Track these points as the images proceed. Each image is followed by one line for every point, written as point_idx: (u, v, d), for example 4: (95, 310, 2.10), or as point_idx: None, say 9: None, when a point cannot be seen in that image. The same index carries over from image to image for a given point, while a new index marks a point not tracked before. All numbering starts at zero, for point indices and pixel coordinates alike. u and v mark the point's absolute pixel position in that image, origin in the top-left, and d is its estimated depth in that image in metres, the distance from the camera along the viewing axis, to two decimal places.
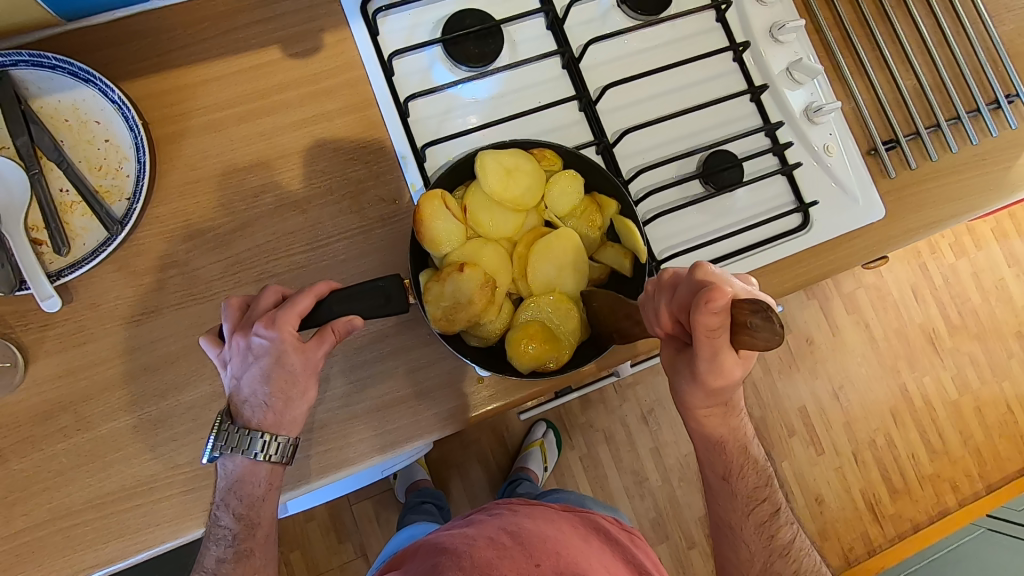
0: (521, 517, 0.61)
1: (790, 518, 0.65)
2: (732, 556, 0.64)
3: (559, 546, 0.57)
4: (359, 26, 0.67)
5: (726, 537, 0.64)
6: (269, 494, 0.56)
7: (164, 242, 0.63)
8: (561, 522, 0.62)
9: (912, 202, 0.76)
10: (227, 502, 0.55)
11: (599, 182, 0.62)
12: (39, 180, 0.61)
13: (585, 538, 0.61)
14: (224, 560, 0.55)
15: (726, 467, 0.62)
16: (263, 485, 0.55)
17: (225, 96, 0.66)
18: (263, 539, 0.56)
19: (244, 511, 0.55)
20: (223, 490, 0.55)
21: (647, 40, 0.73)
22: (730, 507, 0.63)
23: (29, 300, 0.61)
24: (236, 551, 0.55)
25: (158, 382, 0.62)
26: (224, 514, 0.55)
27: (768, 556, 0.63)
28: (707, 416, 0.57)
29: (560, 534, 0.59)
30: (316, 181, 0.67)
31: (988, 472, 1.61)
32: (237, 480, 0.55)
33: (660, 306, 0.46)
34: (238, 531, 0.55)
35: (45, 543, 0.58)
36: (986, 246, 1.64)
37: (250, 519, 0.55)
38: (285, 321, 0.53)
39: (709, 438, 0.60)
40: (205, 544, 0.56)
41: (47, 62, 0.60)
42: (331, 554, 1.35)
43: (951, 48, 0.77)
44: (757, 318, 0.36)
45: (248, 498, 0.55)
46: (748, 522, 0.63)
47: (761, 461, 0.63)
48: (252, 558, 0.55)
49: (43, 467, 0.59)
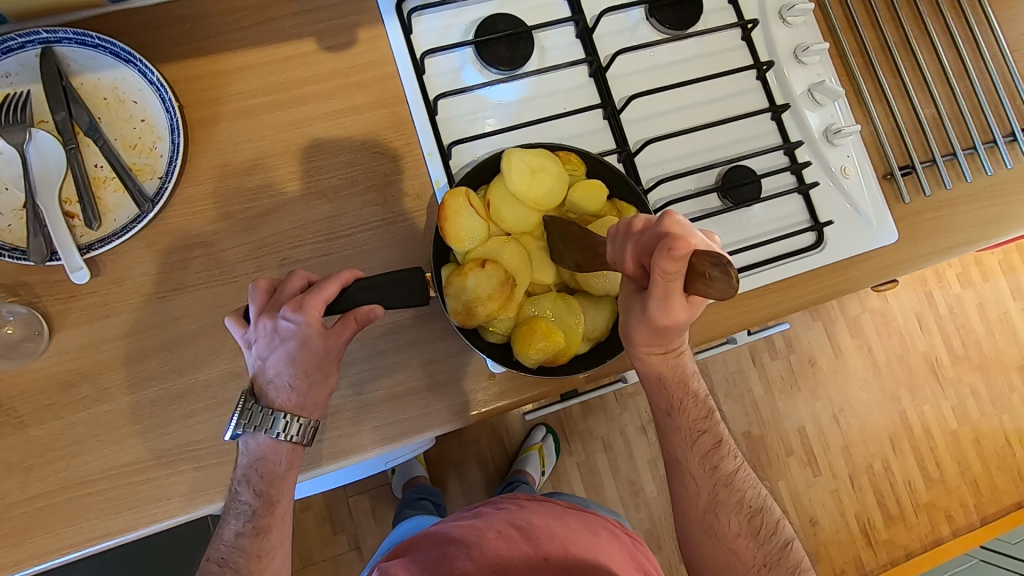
0: (529, 512, 0.61)
1: (735, 451, 0.64)
2: (682, 492, 0.63)
3: (567, 541, 0.58)
4: (394, 24, 0.69)
5: (676, 473, 0.64)
6: (289, 473, 0.57)
7: (192, 223, 0.65)
8: (569, 518, 0.62)
9: (924, 228, 0.77)
10: (248, 478, 0.56)
11: (620, 189, 0.64)
12: (76, 155, 0.62)
13: (591, 533, 0.62)
14: (243, 534, 0.56)
15: (669, 402, 0.62)
16: (285, 464, 0.56)
17: (259, 84, 0.67)
18: (281, 516, 0.57)
19: (264, 488, 0.56)
20: (245, 466, 0.57)
21: (672, 54, 0.74)
22: (677, 441, 0.63)
23: (57, 271, 0.62)
24: (254, 526, 0.56)
25: (178, 358, 0.63)
26: (244, 490, 0.56)
27: (713, 486, 0.62)
28: (647, 354, 0.58)
29: (567, 529, 0.60)
30: (343, 171, 0.68)
31: (984, 503, 1.61)
32: (259, 458, 0.56)
33: (626, 247, 0.47)
34: (257, 507, 0.56)
35: (57, 510, 0.59)
36: (992, 278, 1.64)
37: (270, 497, 0.56)
38: (311, 307, 0.53)
39: (659, 378, 0.60)
40: (223, 518, 0.57)
41: (91, 40, 0.62)
42: (324, 545, 1.36)
43: (970, 79, 0.78)
44: (715, 269, 0.39)
45: (269, 475, 0.56)
46: (693, 455, 0.62)
47: (702, 395, 0.63)
48: (268, 535, 0.56)
49: (60, 436, 0.60)
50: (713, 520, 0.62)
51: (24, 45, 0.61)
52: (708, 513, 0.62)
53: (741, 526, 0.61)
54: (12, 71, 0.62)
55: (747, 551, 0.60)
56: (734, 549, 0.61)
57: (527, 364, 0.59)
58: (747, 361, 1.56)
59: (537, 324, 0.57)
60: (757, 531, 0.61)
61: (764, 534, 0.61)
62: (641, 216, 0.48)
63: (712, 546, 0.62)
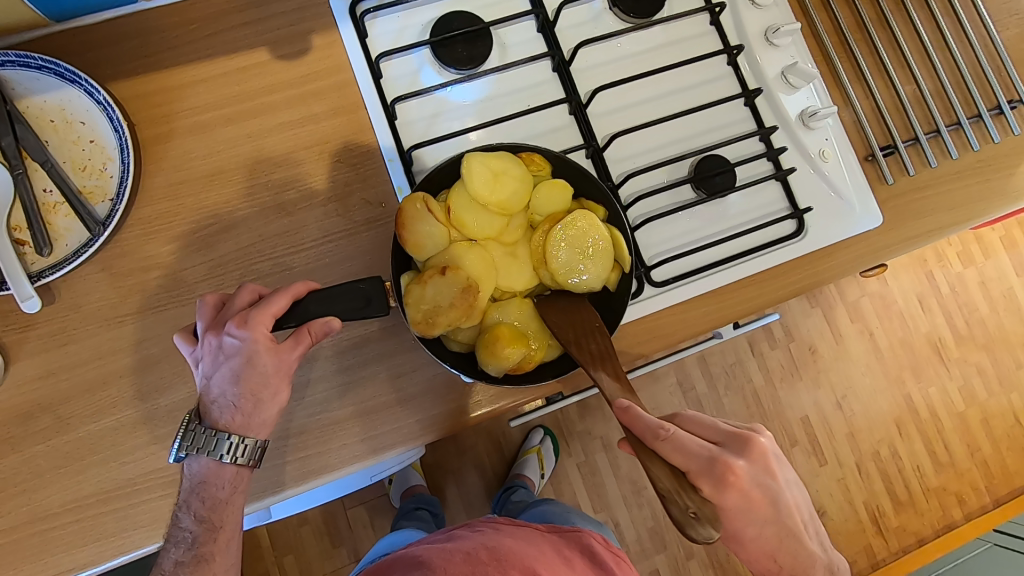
0: (502, 535, 0.60)
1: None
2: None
3: (536, 566, 0.55)
4: (347, 28, 0.67)
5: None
6: (233, 497, 0.56)
7: (148, 244, 0.63)
8: (543, 544, 0.61)
9: (910, 209, 0.74)
10: (190, 504, 0.55)
11: (585, 186, 0.62)
12: (23, 181, 0.60)
13: (567, 561, 0.60)
14: (182, 563, 0.54)
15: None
16: (228, 487, 0.55)
17: (211, 98, 0.65)
18: (224, 543, 0.55)
19: (206, 513, 0.54)
20: (188, 491, 0.55)
21: (639, 44, 0.72)
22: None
23: (11, 300, 0.60)
24: (195, 555, 0.54)
25: (138, 384, 0.61)
26: (185, 515, 0.54)
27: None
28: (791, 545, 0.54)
29: (539, 555, 0.58)
30: (301, 183, 0.66)
31: (996, 485, 1.58)
32: (200, 481, 0.54)
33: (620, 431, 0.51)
34: (198, 533, 0.54)
35: (22, 546, 0.58)
36: (994, 255, 1.61)
37: (212, 522, 0.54)
38: (258, 322, 0.52)
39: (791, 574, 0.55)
40: (164, 546, 0.55)
41: (34, 62, 0.60)
42: (324, 559, 1.34)
43: (951, 52, 0.75)
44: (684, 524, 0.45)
45: (211, 499, 0.55)
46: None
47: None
48: (211, 563, 0.54)
49: (21, 469, 0.59)
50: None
51: None
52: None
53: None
54: None
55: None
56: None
57: (492, 374, 0.56)
58: (745, 352, 1.54)
59: (502, 331, 0.55)
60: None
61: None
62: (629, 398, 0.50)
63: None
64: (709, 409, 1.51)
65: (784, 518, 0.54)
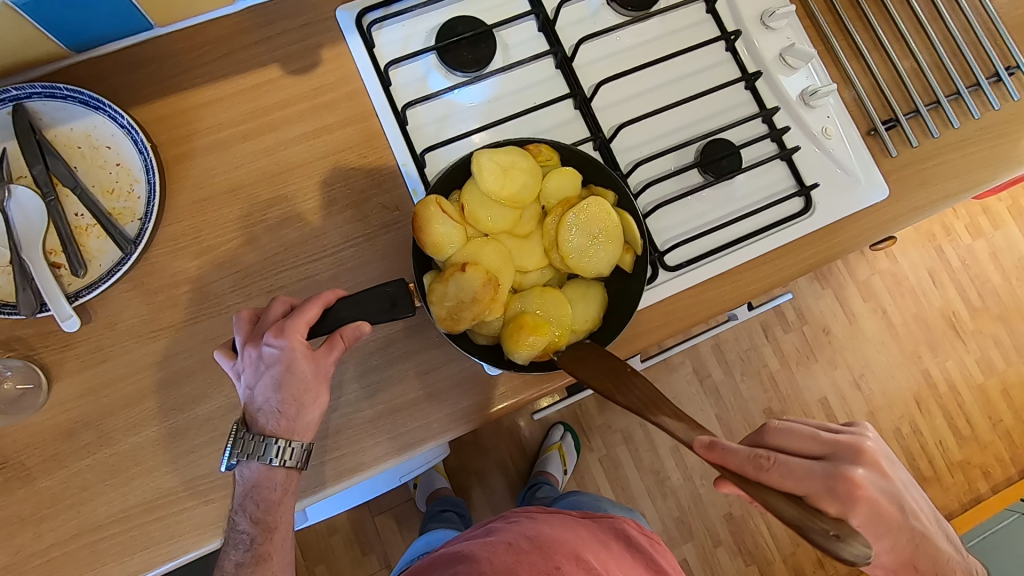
0: (538, 523, 0.61)
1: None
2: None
3: (577, 550, 0.57)
4: (354, 40, 0.69)
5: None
6: (285, 498, 0.58)
7: (176, 260, 0.65)
8: (580, 529, 0.62)
9: (915, 180, 0.75)
10: (244, 507, 0.57)
11: (596, 175, 0.63)
12: (55, 207, 0.62)
13: (604, 543, 0.61)
14: (242, 564, 0.56)
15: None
16: (280, 489, 0.57)
17: (228, 116, 0.68)
18: (279, 542, 0.58)
19: (261, 516, 0.56)
20: (240, 496, 0.57)
21: (638, 36, 0.74)
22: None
23: (49, 322, 0.63)
24: (253, 555, 0.56)
25: (175, 396, 0.63)
26: (241, 519, 0.56)
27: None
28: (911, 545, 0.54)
29: (578, 538, 0.59)
30: (320, 192, 0.68)
31: (1021, 455, 1.57)
32: (253, 485, 0.56)
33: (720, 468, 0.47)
34: (255, 535, 0.56)
35: (73, 558, 0.60)
36: (1003, 225, 1.61)
37: (267, 524, 0.56)
38: (294, 330, 0.54)
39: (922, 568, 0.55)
40: (224, 549, 0.58)
41: (60, 92, 0.63)
42: (356, 566, 1.35)
43: (945, 24, 0.76)
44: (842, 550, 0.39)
45: (264, 502, 0.56)
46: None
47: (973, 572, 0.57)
48: (269, 562, 0.57)
49: (68, 484, 0.61)
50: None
51: None
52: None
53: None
54: None
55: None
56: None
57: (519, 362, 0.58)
58: (760, 337, 1.54)
59: (524, 320, 0.57)
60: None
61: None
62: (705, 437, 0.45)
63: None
64: (727, 396, 1.51)
65: (913, 523, 0.54)
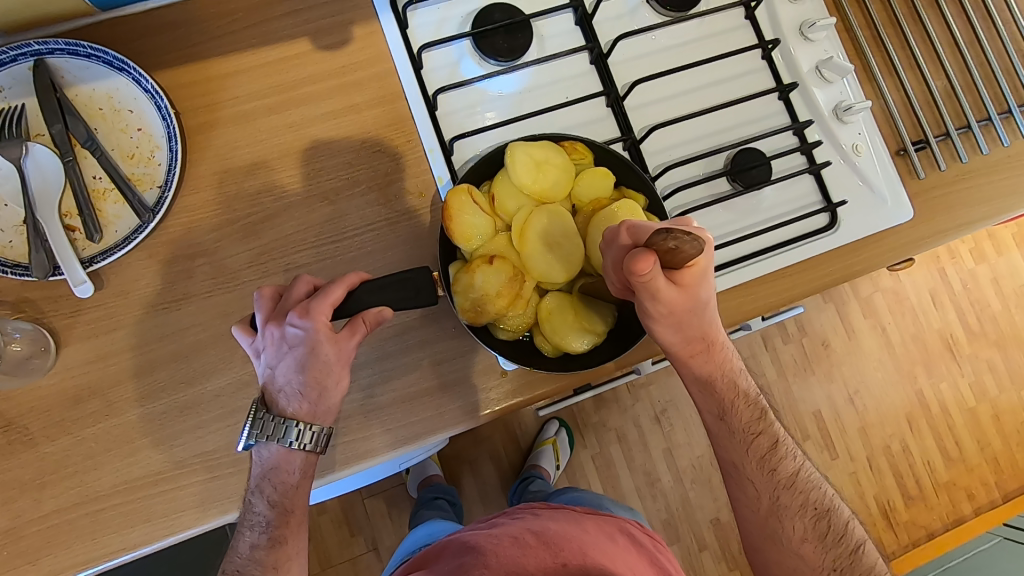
0: (545, 520, 0.61)
1: (793, 450, 0.64)
2: (742, 497, 0.64)
3: (584, 546, 0.57)
4: (388, 20, 0.68)
5: (735, 481, 0.64)
6: (302, 482, 0.57)
7: (193, 231, 0.64)
8: (586, 523, 0.62)
9: (940, 204, 0.75)
10: (262, 489, 0.56)
11: (628, 176, 0.63)
12: (73, 168, 0.61)
13: (610, 537, 0.61)
14: (258, 546, 0.56)
15: (720, 405, 0.63)
16: (298, 472, 0.56)
17: (255, 87, 0.66)
18: (295, 526, 0.57)
19: (278, 498, 0.56)
20: (258, 477, 0.57)
21: (674, 37, 0.72)
22: (733, 448, 0.63)
23: (62, 285, 0.62)
24: (269, 537, 0.56)
25: (186, 368, 0.62)
26: (258, 500, 0.56)
27: (774, 490, 0.62)
28: (690, 356, 0.60)
29: (584, 535, 0.59)
30: (343, 173, 0.67)
31: (1006, 480, 1.59)
32: (272, 467, 0.56)
33: (610, 259, 0.53)
34: (272, 517, 0.56)
35: (73, 526, 0.59)
36: (1006, 251, 1.61)
37: (284, 507, 0.56)
38: (319, 311, 0.53)
39: (701, 378, 0.61)
40: (239, 529, 0.57)
41: (82, 50, 0.61)
42: (342, 547, 1.36)
43: (982, 47, 0.75)
44: (680, 237, 0.45)
45: (282, 485, 0.56)
46: (750, 458, 0.63)
47: (751, 394, 0.64)
48: (285, 546, 0.56)
49: (71, 452, 0.60)
50: (776, 524, 0.62)
51: (15, 58, 0.60)
52: (771, 518, 0.62)
53: (806, 530, 0.61)
54: (5, 85, 0.61)
55: (814, 555, 0.60)
56: (800, 553, 0.61)
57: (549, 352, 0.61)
58: (759, 347, 1.55)
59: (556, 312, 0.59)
60: (824, 534, 0.61)
61: (832, 538, 0.61)
62: (608, 229, 0.54)
63: (776, 551, 0.62)
64: None
65: (709, 317, 0.58)
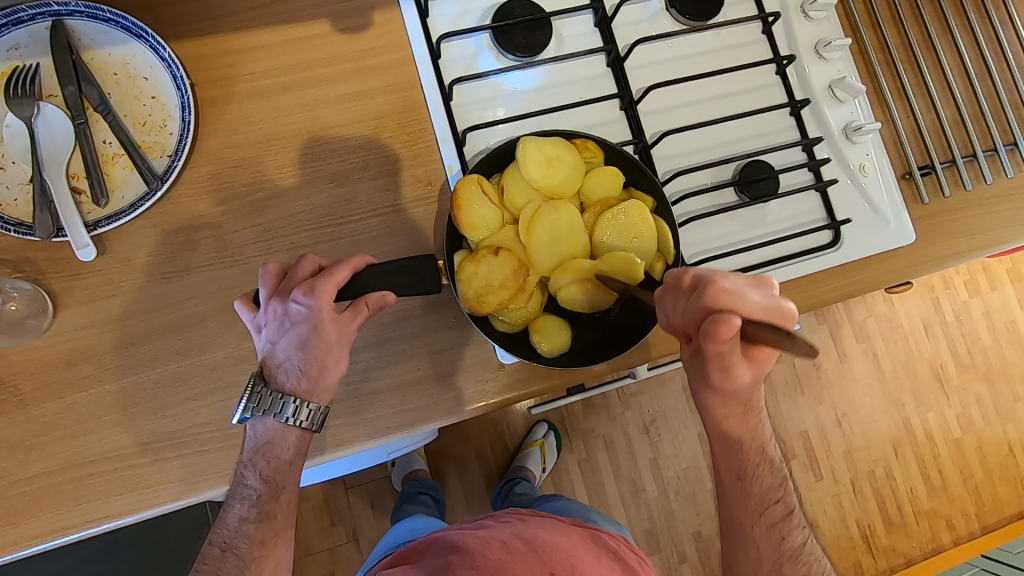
0: (533, 527, 0.61)
1: (802, 522, 0.63)
2: (742, 557, 0.62)
3: (572, 558, 0.57)
4: (409, 7, 0.68)
5: (737, 540, 0.62)
6: (296, 459, 0.57)
7: (200, 203, 0.64)
8: (573, 536, 0.62)
9: (941, 230, 0.76)
10: (254, 463, 0.56)
11: (637, 177, 0.63)
12: (84, 130, 0.61)
13: (595, 555, 0.60)
14: (247, 519, 0.56)
15: (742, 465, 0.61)
16: (292, 449, 0.56)
17: (271, 64, 0.66)
18: (285, 502, 0.57)
19: (271, 474, 0.56)
20: (251, 451, 0.56)
21: (692, 46, 0.73)
22: (745, 508, 0.61)
23: (64, 248, 0.61)
24: (259, 512, 0.56)
25: (183, 340, 0.62)
26: (250, 474, 0.56)
27: (778, 558, 0.61)
28: (725, 416, 0.57)
29: (573, 547, 0.59)
30: (354, 156, 0.67)
31: (986, 512, 1.60)
32: (266, 442, 0.56)
33: (678, 307, 0.50)
34: (262, 492, 0.56)
35: (56, 491, 0.58)
36: (1000, 286, 1.63)
37: (276, 482, 0.56)
38: (323, 291, 0.53)
39: (729, 436, 0.59)
40: (228, 501, 0.57)
41: (102, 14, 0.61)
42: (322, 536, 1.35)
43: (992, 78, 0.76)
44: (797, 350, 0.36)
45: (276, 460, 0.56)
46: (759, 524, 0.61)
47: (775, 461, 0.62)
48: (273, 521, 0.57)
49: (61, 416, 0.59)
50: None
51: (35, 17, 0.60)
52: None
53: None
54: (21, 43, 0.61)
55: None
56: None
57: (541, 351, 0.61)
58: None
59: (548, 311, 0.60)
60: None
61: None
62: (682, 271, 0.50)
63: None
64: None
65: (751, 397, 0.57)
